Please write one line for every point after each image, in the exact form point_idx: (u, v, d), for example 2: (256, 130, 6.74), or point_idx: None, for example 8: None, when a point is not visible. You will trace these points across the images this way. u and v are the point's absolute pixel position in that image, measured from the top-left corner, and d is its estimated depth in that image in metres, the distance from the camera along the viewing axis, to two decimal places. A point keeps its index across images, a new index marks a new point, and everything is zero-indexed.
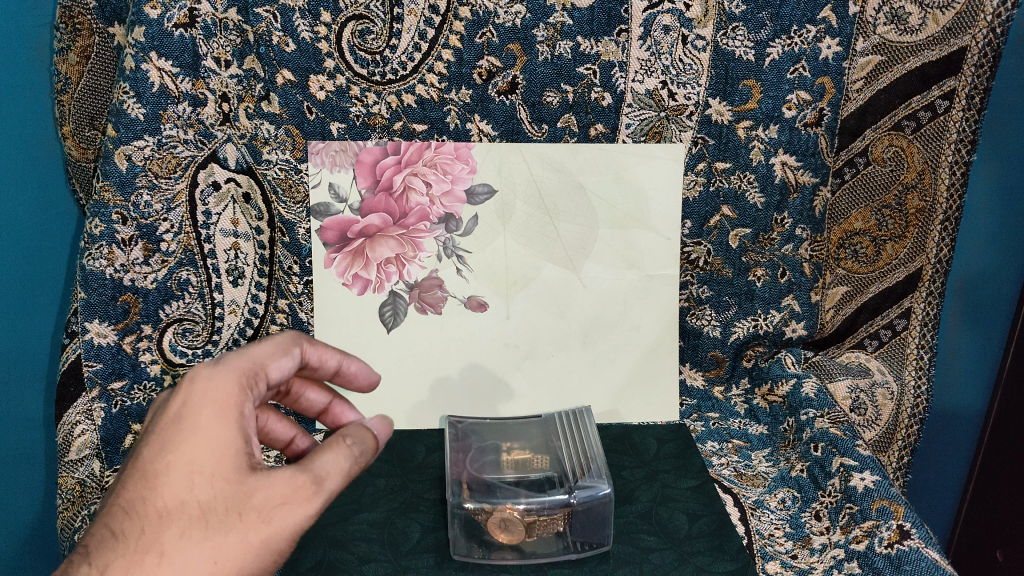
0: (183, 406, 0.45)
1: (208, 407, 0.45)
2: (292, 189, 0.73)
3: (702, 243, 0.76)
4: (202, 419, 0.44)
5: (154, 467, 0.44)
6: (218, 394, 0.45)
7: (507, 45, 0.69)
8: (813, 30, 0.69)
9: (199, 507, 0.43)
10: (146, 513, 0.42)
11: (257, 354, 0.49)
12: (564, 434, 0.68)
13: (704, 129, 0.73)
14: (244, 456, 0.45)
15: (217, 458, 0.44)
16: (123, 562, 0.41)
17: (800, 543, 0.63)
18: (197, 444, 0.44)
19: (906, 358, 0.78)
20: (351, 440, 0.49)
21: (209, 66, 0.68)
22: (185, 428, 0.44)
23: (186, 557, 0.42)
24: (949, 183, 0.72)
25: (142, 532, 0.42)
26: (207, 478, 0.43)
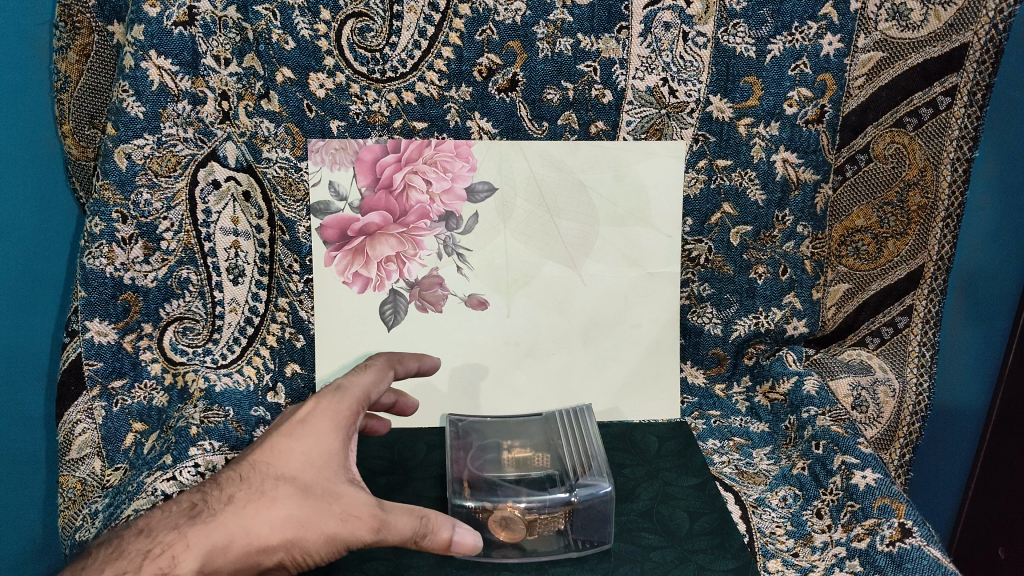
0: (312, 409, 0.56)
1: (327, 421, 0.55)
2: (292, 187, 0.73)
3: (703, 241, 0.76)
4: (323, 424, 0.55)
5: (278, 448, 0.54)
6: (339, 408, 0.56)
7: (507, 43, 0.69)
8: (815, 26, 0.69)
9: (301, 483, 0.52)
10: (266, 475, 0.53)
11: (367, 383, 0.59)
12: (566, 435, 0.67)
13: (705, 126, 0.73)
14: (343, 464, 0.54)
15: (325, 455, 0.54)
16: (242, 495, 0.52)
17: (802, 541, 0.63)
18: (315, 440, 0.54)
19: (909, 356, 0.77)
20: (425, 534, 0.52)
21: (209, 65, 0.68)
22: (309, 429, 0.55)
23: (282, 517, 0.51)
24: (951, 180, 0.72)
25: (259, 483, 0.52)
26: (314, 472, 0.53)
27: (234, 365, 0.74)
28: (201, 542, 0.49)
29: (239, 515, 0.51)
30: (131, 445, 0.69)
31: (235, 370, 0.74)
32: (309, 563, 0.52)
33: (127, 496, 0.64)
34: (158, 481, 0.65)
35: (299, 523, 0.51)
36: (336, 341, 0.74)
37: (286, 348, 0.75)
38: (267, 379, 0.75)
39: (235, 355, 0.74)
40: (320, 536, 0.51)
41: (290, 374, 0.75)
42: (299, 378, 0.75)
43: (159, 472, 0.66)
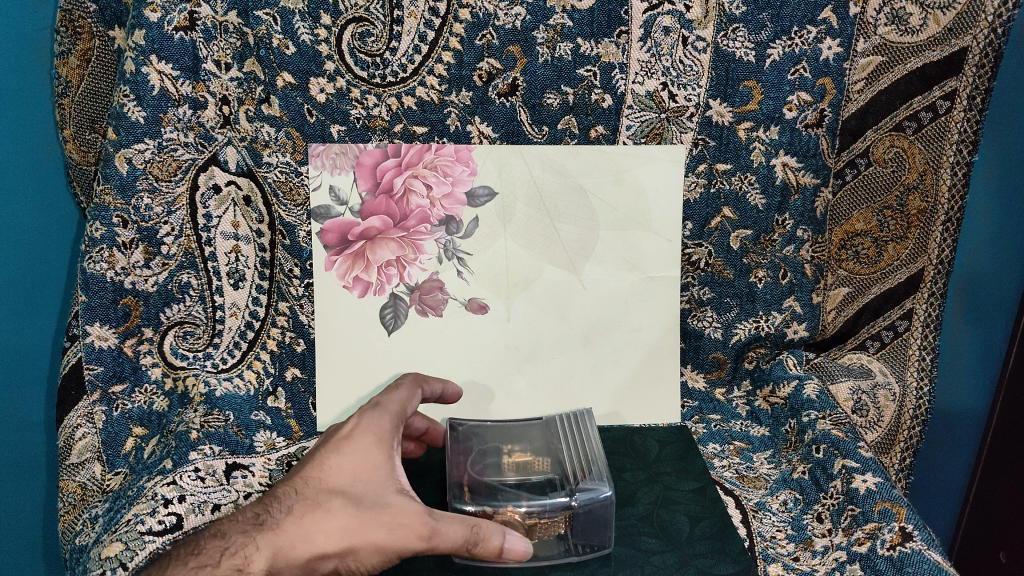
0: (356, 424, 0.58)
1: (371, 436, 0.58)
2: (293, 192, 0.73)
3: (703, 245, 0.76)
4: (368, 438, 0.57)
5: (326, 463, 0.56)
6: (381, 423, 0.59)
7: (506, 48, 0.69)
8: (814, 31, 0.69)
9: (353, 495, 0.54)
10: (317, 489, 0.55)
11: (403, 402, 0.62)
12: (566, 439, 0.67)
13: (704, 131, 0.73)
14: (390, 474, 0.56)
15: (373, 466, 0.56)
16: (300, 506, 0.54)
17: (802, 545, 0.63)
18: (362, 452, 0.56)
19: (909, 360, 0.77)
20: (477, 543, 0.53)
21: (209, 69, 0.68)
22: (354, 443, 0.57)
23: (337, 526, 0.53)
24: (950, 184, 0.73)
25: (313, 496, 0.55)
26: (363, 485, 0.55)
27: (235, 369, 0.74)
28: (269, 545, 0.53)
29: (299, 525, 0.53)
30: (131, 449, 0.69)
31: (235, 375, 0.74)
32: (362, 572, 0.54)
33: (128, 501, 0.63)
34: (159, 485, 0.65)
35: (353, 533, 0.53)
36: (336, 346, 0.73)
37: (287, 352, 0.75)
38: (267, 384, 0.74)
39: (236, 360, 0.74)
40: (372, 547, 0.53)
41: (290, 379, 0.75)
42: (298, 383, 0.75)
43: (159, 477, 0.65)
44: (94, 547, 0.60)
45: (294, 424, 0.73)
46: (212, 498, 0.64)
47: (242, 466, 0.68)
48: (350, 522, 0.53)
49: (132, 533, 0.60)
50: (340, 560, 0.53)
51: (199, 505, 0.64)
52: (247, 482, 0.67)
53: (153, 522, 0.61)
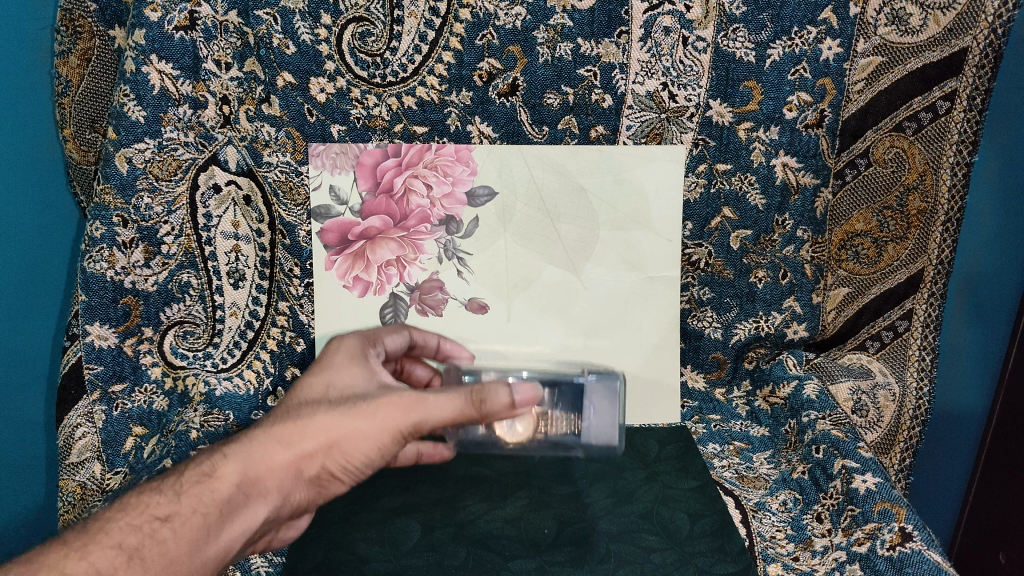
0: (331, 351, 0.65)
1: (344, 356, 0.63)
2: (293, 191, 0.73)
3: (703, 245, 0.76)
4: (339, 357, 0.63)
5: (303, 384, 0.61)
6: (353, 345, 0.65)
7: (507, 48, 0.69)
8: (814, 31, 0.69)
9: (333, 399, 0.58)
10: (294, 405, 0.58)
11: (379, 332, 0.69)
12: (568, 403, 0.70)
13: (705, 131, 0.73)
14: (367, 377, 0.61)
15: (350, 375, 0.61)
16: (279, 417, 0.57)
17: (802, 546, 0.64)
18: (338, 367, 0.62)
19: (909, 360, 0.78)
20: (483, 407, 0.56)
21: (209, 69, 0.68)
22: (329, 365, 0.62)
23: (320, 424, 0.55)
24: (950, 184, 0.72)
25: (291, 410, 0.58)
26: (339, 392, 0.59)
27: (234, 369, 0.74)
28: (236, 454, 0.54)
29: (278, 431, 0.55)
30: (131, 449, 0.69)
31: (235, 374, 0.74)
32: (354, 465, 0.56)
33: None
34: None
35: (336, 428, 0.55)
36: None
37: (286, 352, 0.75)
38: (267, 384, 0.75)
39: (236, 359, 0.74)
40: (361, 435, 0.56)
41: (290, 378, 0.75)
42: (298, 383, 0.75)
43: None
44: None
45: None
46: None
47: None
48: (328, 414, 0.56)
49: None
50: (330, 458, 0.55)
51: None
52: None
53: None
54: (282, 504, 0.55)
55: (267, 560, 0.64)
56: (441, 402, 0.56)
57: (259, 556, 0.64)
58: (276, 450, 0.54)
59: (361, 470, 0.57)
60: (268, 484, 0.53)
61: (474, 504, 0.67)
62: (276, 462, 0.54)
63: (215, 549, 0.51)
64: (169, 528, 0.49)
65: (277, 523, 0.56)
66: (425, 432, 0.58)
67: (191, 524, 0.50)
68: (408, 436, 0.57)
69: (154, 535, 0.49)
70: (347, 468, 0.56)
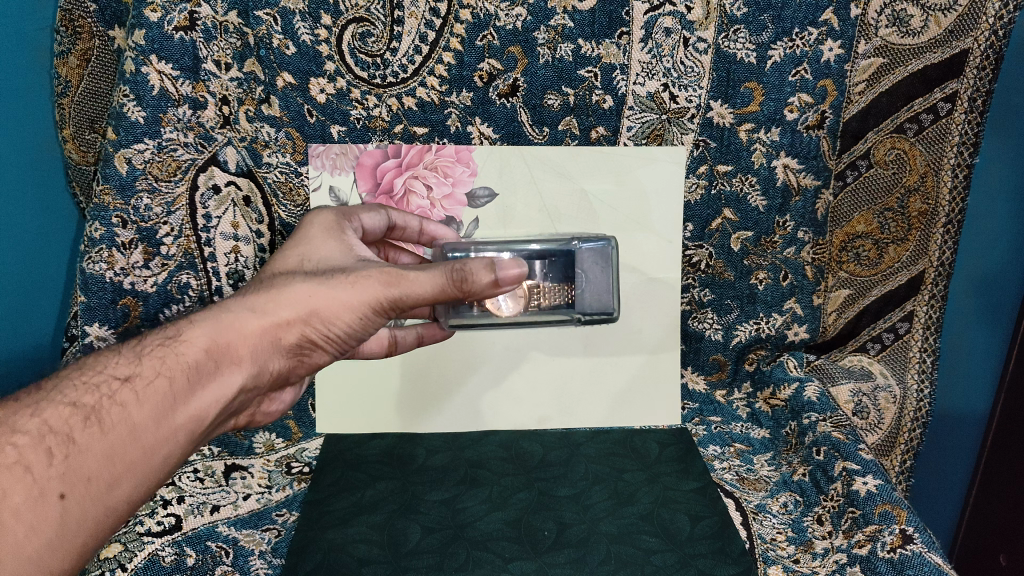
0: (306, 224, 0.61)
1: (319, 230, 0.60)
2: (292, 192, 0.73)
3: (704, 246, 0.76)
4: (315, 231, 0.60)
5: (279, 261, 0.58)
6: (330, 219, 0.62)
7: (508, 48, 0.69)
8: (815, 32, 0.69)
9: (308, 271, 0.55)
10: (267, 278, 0.56)
11: (356, 208, 0.65)
12: (561, 274, 0.62)
13: (705, 132, 0.72)
14: (345, 252, 0.58)
15: (327, 249, 0.58)
16: (255, 287, 0.54)
17: (802, 548, 0.64)
18: (314, 242, 0.59)
19: (910, 362, 0.78)
20: (465, 284, 0.52)
21: (209, 69, 0.68)
22: (305, 238, 0.60)
23: (294, 294, 0.53)
24: (951, 186, 0.73)
25: (266, 280, 0.55)
26: (315, 266, 0.56)
27: None
28: (207, 322, 0.52)
29: (249, 300, 0.53)
30: None
31: None
32: (332, 335, 0.54)
33: None
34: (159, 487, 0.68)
35: (309, 297, 0.53)
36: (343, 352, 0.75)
37: None
38: None
39: None
40: (338, 308, 0.53)
41: None
42: None
43: None
44: None
45: (293, 425, 0.76)
46: (210, 499, 0.68)
47: (240, 467, 0.72)
48: (306, 282, 0.53)
49: (132, 534, 0.64)
50: (308, 328, 0.53)
51: (198, 505, 0.67)
52: (247, 483, 0.71)
53: (151, 523, 0.65)
54: (257, 373, 0.53)
55: (267, 562, 0.63)
56: (423, 283, 0.52)
57: (258, 558, 0.63)
58: (244, 321, 0.52)
59: (343, 339, 0.55)
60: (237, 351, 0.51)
61: (475, 505, 0.67)
62: (245, 327, 0.51)
63: (184, 416, 0.49)
64: (129, 390, 0.48)
65: (251, 395, 0.55)
66: (407, 308, 0.55)
67: (154, 388, 0.48)
68: (392, 309, 0.55)
69: (114, 398, 0.47)
70: (325, 338, 0.54)
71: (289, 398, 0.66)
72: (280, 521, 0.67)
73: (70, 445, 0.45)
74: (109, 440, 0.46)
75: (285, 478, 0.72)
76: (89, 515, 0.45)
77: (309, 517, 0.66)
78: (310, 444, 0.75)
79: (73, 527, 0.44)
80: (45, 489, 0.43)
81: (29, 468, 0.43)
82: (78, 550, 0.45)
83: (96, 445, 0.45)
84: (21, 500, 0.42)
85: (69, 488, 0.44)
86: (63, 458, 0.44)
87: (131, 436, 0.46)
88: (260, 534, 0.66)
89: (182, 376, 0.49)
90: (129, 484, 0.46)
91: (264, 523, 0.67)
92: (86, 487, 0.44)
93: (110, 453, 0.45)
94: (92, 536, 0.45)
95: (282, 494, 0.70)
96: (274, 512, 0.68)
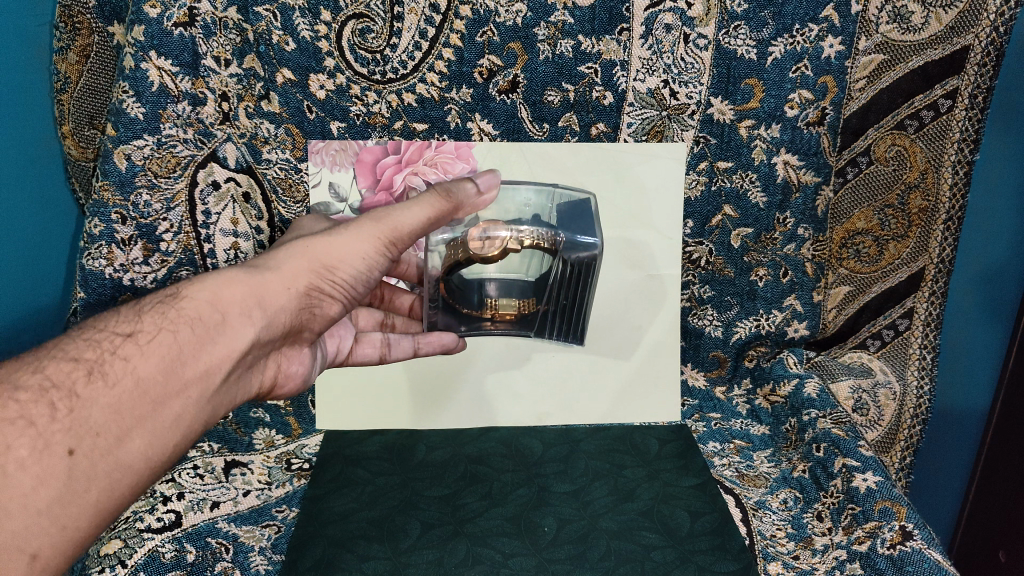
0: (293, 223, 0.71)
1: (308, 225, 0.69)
2: (292, 188, 0.73)
3: (704, 243, 0.76)
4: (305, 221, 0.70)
5: None
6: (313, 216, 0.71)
7: (508, 44, 0.69)
8: (816, 28, 0.69)
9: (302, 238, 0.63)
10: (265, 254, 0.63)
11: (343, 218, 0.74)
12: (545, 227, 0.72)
13: (705, 128, 0.72)
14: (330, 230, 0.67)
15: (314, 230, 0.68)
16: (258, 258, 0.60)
17: (802, 544, 0.64)
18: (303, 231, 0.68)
19: (910, 358, 0.78)
20: (453, 197, 0.66)
21: (209, 65, 0.68)
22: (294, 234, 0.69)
23: (297, 249, 0.59)
24: (951, 183, 0.73)
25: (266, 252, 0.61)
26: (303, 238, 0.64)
27: None
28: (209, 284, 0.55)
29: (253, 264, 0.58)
30: None
31: None
32: (340, 282, 0.60)
33: None
34: (158, 483, 0.68)
35: (308, 248, 0.59)
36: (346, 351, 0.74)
37: None
38: None
39: None
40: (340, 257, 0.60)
41: None
42: None
43: None
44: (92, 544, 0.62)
45: (293, 422, 0.75)
46: (210, 496, 0.68)
47: (240, 464, 0.72)
48: (307, 244, 0.59)
49: (131, 530, 0.63)
50: (315, 276, 0.59)
51: (199, 501, 0.67)
52: (247, 479, 0.70)
53: (151, 519, 0.65)
54: (268, 327, 0.56)
55: (267, 558, 0.63)
56: (414, 209, 0.63)
57: (258, 554, 0.64)
58: (242, 278, 0.55)
59: (350, 286, 0.61)
60: (237, 304, 0.54)
61: (474, 502, 0.67)
62: (243, 283, 0.55)
63: (193, 373, 0.52)
64: (132, 345, 0.51)
65: (262, 354, 0.58)
66: (403, 242, 0.64)
67: (156, 343, 0.51)
68: (391, 248, 0.63)
69: (116, 354, 0.51)
70: (336, 287, 0.61)
71: (302, 378, 0.65)
72: (280, 517, 0.67)
73: (73, 400, 0.48)
74: (114, 394, 0.49)
75: (284, 474, 0.71)
76: (97, 471, 0.48)
77: (309, 514, 0.66)
78: (309, 441, 0.75)
79: (82, 481, 0.47)
80: (51, 443, 0.46)
81: (32, 422, 0.46)
82: (94, 505, 0.48)
83: (101, 399, 0.49)
84: (27, 453, 0.45)
85: (77, 442, 0.47)
86: (67, 412, 0.47)
87: (137, 392, 0.50)
88: (260, 530, 0.66)
89: (183, 328, 0.52)
90: (140, 440, 0.50)
91: (264, 520, 0.67)
92: (94, 441, 0.48)
93: (117, 406, 0.49)
94: (105, 493, 0.48)
95: (282, 491, 0.70)
96: (274, 508, 0.68)
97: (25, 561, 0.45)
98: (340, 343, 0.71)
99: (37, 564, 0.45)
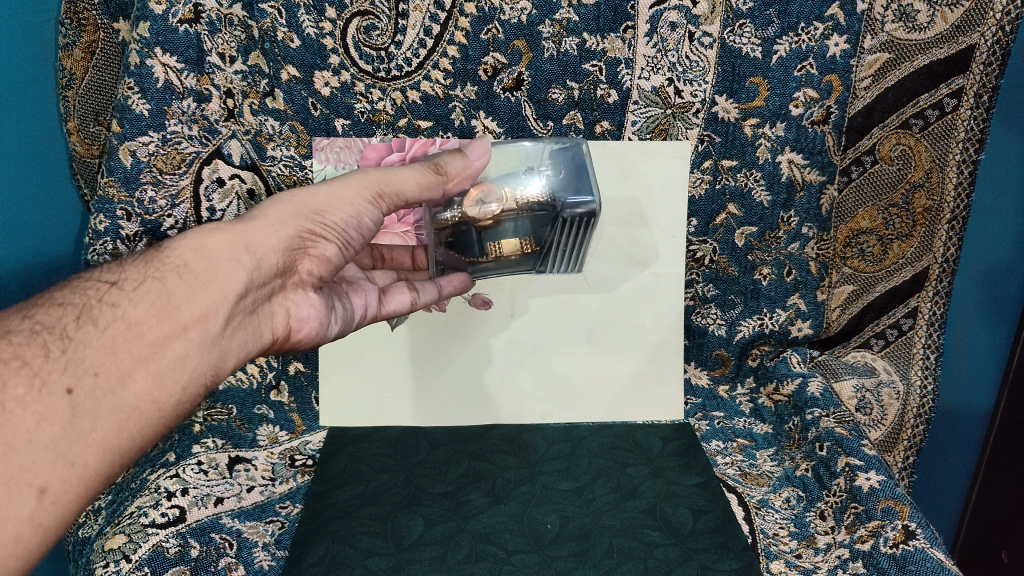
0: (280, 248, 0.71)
1: None
2: (296, 185, 0.73)
3: (708, 241, 0.76)
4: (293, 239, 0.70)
5: None
6: None
7: (513, 41, 0.69)
8: (821, 27, 0.68)
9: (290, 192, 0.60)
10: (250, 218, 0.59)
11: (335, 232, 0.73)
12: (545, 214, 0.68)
13: (710, 127, 0.72)
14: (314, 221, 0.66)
15: None
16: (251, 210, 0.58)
17: (805, 543, 0.64)
18: None
19: (913, 358, 0.78)
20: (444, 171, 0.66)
21: (214, 62, 0.68)
22: None
23: (289, 197, 0.57)
24: (956, 182, 0.73)
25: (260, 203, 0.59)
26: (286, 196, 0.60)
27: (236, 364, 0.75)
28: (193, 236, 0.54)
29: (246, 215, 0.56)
30: None
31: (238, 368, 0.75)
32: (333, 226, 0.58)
33: (130, 493, 0.66)
34: (161, 478, 0.68)
35: (300, 198, 0.57)
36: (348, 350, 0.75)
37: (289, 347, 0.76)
38: (271, 377, 0.76)
39: None
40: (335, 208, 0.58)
41: (292, 373, 0.76)
42: (301, 376, 0.77)
43: (162, 470, 0.69)
44: (98, 540, 0.62)
45: (297, 418, 0.76)
46: (214, 491, 0.68)
47: (244, 460, 0.72)
48: (298, 194, 0.58)
49: (135, 526, 0.63)
50: (303, 220, 0.56)
51: (203, 497, 0.67)
52: (250, 475, 0.71)
53: (156, 515, 0.64)
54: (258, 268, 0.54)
55: (271, 554, 0.63)
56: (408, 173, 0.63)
57: (262, 550, 0.64)
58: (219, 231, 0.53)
59: (345, 231, 0.59)
60: (224, 250, 0.52)
61: (477, 499, 0.67)
62: (221, 233, 0.53)
63: (190, 313, 0.50)
64: (118, 292, 0.50)
65: (264, 302, 0.56)
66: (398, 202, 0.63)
67: (144, 289, 0.50)
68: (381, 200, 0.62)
69: (104, 300, 0.49)
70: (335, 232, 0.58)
71: (317, 322, 0.60)
72: (284, 513, 0.67)
73: (66, 341, 0.47)
74: (107, 335, 0.48)
75: (288, 470, 0.71)
76: (99, 407, 0.46)
77: (314, 510, 0.67)
78: (313, 437, 0.75)
79: (87, 419, 0.46)
80: (49, 382, 0.45)
81: (27, 362, 0.45)
82: (101, 445, 0.46)
83: (94, 340, 0.48)
84: (25, 391, 0.44)
85: (76, 382, 0.46)
86: (61, 353, 0.46)
87: (134, 333, 0.49)
88: (264, 526, 0.66)
89: (173, 274, 0.51)
90: (141, 381, 0.48)
91: (268, 516, 0.67)
92: (94, 381, 0.46)
93: (112, 346, 0.48)
94: (113, 431, 0.47)
95: (286, 487, 0.70)
96: (278, 504, 0.68)
97: (34, 496, 0.43)
98: (366, 299, 0.70)
99: (48, 499, 0.43)
